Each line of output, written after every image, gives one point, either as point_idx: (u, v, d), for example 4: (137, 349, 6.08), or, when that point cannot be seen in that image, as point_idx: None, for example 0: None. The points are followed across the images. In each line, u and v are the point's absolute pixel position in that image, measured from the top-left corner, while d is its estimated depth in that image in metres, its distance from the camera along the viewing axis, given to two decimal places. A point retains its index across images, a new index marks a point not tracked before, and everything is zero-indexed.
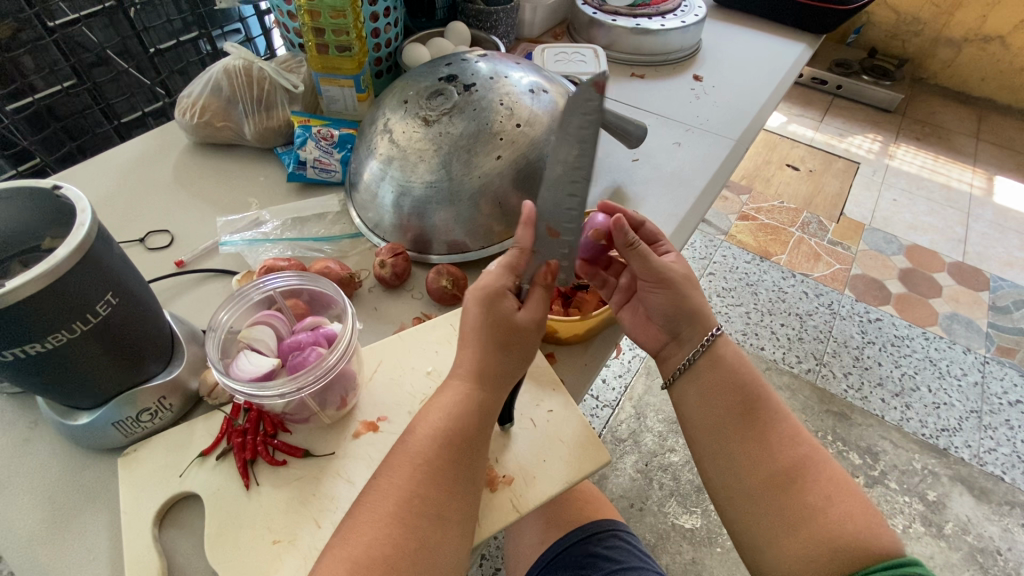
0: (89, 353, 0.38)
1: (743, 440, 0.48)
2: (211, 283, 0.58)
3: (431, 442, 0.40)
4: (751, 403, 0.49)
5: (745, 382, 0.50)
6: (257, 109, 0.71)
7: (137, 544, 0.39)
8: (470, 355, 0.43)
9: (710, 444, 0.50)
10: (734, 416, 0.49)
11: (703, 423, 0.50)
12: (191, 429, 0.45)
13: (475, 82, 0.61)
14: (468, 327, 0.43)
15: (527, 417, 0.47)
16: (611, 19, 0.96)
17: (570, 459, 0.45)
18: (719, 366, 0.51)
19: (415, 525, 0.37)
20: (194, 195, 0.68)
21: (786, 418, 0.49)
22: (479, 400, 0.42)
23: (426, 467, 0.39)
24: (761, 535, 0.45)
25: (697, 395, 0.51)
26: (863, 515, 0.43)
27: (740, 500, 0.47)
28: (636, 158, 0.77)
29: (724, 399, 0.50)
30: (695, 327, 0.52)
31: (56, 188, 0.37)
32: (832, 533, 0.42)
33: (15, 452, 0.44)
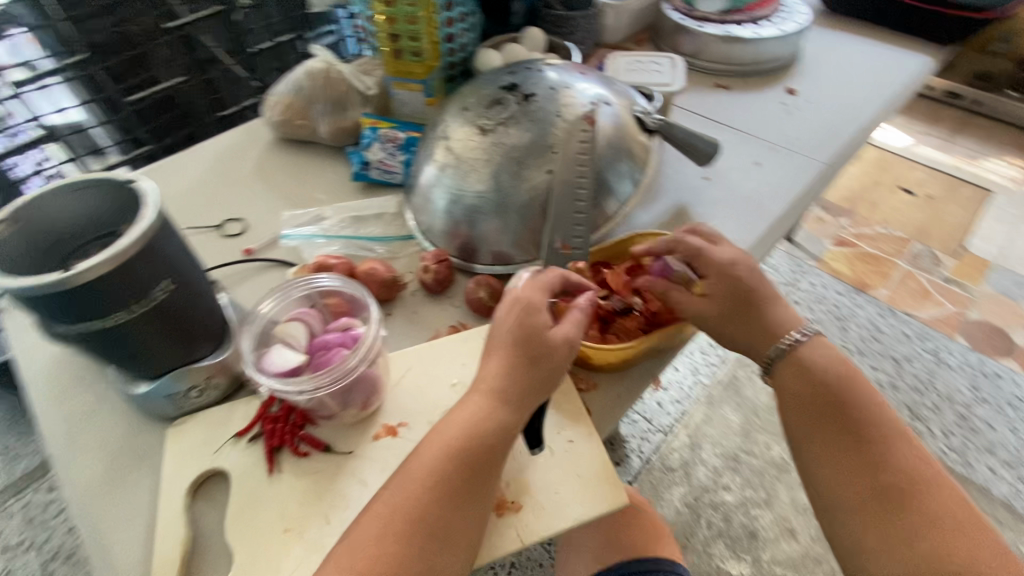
0: (144, 331, 0.42)
1: (834, 445, 0.46)
2: (271, 273, 0.62)
3: (438, 457, 0.39)
4: (843, 409, 0.47)
5: (837, 388, 0.47)
6: (333, 110, 0.75)
7: (170, 512, 0.43)
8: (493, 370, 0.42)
9: (798, 446, 0.48)
10: (826, 419, 0.47)
11: (788, 423, 0.49)
12: (230, 412, 0.48)
13: (536, 92, 0.60)
14: (498, 340, 0.43)
15: (546, 444, 0.46)
16: (700, 26, 0.91)
17: (584, 494, 0.43)
18: (811, 370, 0.48)
19: (419, 543, 0.37)
20: (270, 188, 0.73)
21: (887, 429, 0.46)
22: (495, 414, 0.41)
23: (434, 484, 0.39)
24: (845, 545, 0.44)
25: (788, 393, 0.49)
26: (966, 537, 0.41)
27: (831, 505, 0.45)
28: (707, 177, 0.72)
29: (810, 402, 0.48)
30: (767, 337, 0.49)
31: (135, 182, 0.41)
32: (932, 559, 0.40)
33: (89, 410, 0.50)
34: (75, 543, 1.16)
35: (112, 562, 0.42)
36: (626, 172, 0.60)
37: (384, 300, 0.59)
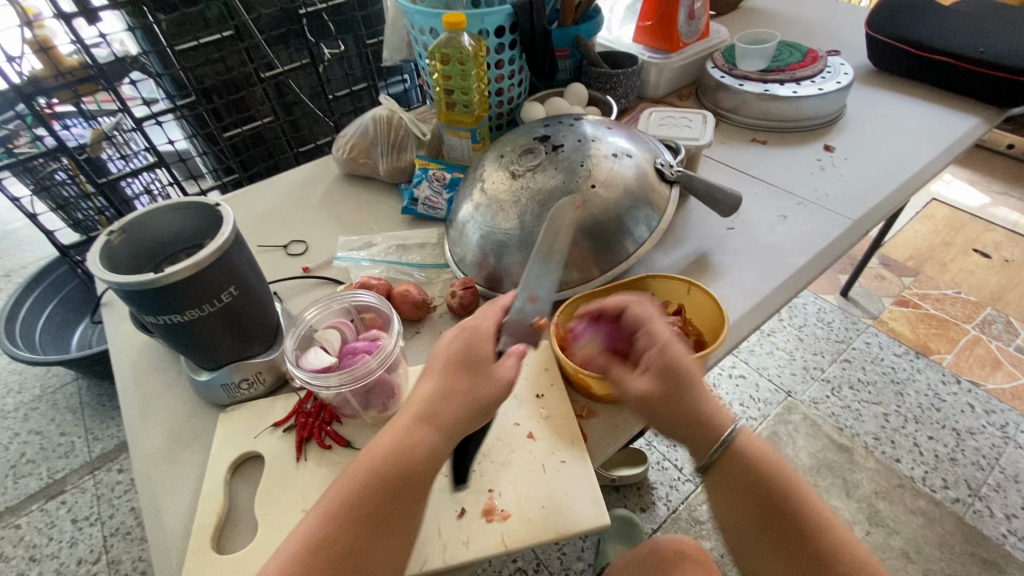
0: (211, 327, 0.51)
1: (773, 537, 0.47)
2: (322, 288, 0.71)
3: (382, 456, 0.43)
4: (779, 502, 0.47)
5: (767, 488, 0.47)
6: (391, 151, 0.85)
7: (213, 484, 0.50)
8: (419, 403, 0.46)
9: (739, 532, 0.49)
10: (761, 523, 0.48)
11: (732, 518, 0.49)
12: (271, 404, 0.56)
13: (564, 143, 0.66)
14: (431, 372, 0.47)
15: (540, 462, 0.49)
16: (740, 84, 0.95)
17: (569, 511, 0.46)
18: (741, 467, 0.48)
19: (356, 525, 0.41)
20: (331, 216, 0.84)
21: (818, 521, 0.46)
22: (418, 440, 0.44)
23: (373, 474, 0.43)
24: None
25: (724, 494, 0.50)
26: None
27: None
28: (731, 227, 0.75)
29: (748, 493, 0.48)
30: (705, 436, 0.49)
31: (218, 206, 0.50)
32: None
33: (161, 392, 0.59)
34: (135, 522, 1.28)
35: (160, 520, 0.49)
36: (644, 219, 0.65)
37: (414, 319, 0.66)
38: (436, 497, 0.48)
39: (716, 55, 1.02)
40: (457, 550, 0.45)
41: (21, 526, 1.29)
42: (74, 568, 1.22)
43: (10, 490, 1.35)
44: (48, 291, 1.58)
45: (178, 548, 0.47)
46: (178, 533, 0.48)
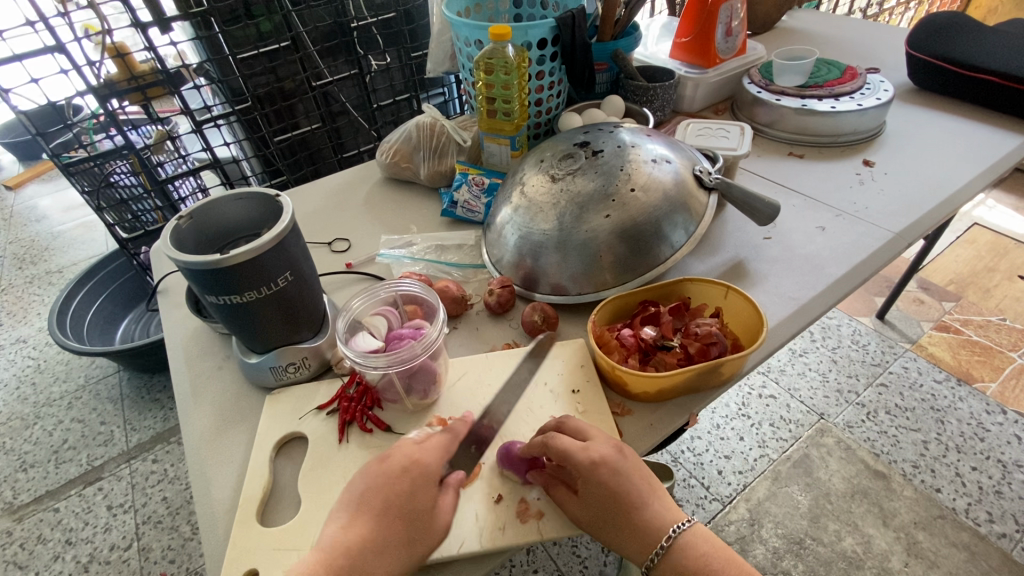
0: (265, 310, 0.54)
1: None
2: (363, 283, 0.74)
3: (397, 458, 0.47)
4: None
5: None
6: (432, 156, 0.88)
7: (259, 460, 0.52)
8: (378, 496, 0.44)
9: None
10: None
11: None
12: (316, 390, 0.58)
13: (604, 149, 0.68)
14: (396, 463, 0.46)
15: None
16: (777, 99, 0.96)
17: None
18: (691, 562, 0.44)
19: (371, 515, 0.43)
20: (373, 216, 0.87)
21: None
22: (375, 535, 0.42)
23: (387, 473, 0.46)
24: None
25: None
26: None
27: None
28: (767, 237, 0.75)
29: None
30: (653, 526, 0.45)
31: (278, 196, 0.54)
32: None
33: (211, 373, 0.62)
34: (166, 512, 1.32)
35: (209, 492, 0.52)
36: (681, 224, 0.66)
37: (452, 315, 0.67)
38: (473, 483, 0.49)
39: (753, 71, 1.03)
40: (493, 536, 0.46)
41: (60, 509, 1.34)
42: (106, 553, 1.25)
43: (52, 474, 1.40)
44: (98, 286, 1.66)
45: (224, 519, 0.49)
46: (225, 505, 0.50)
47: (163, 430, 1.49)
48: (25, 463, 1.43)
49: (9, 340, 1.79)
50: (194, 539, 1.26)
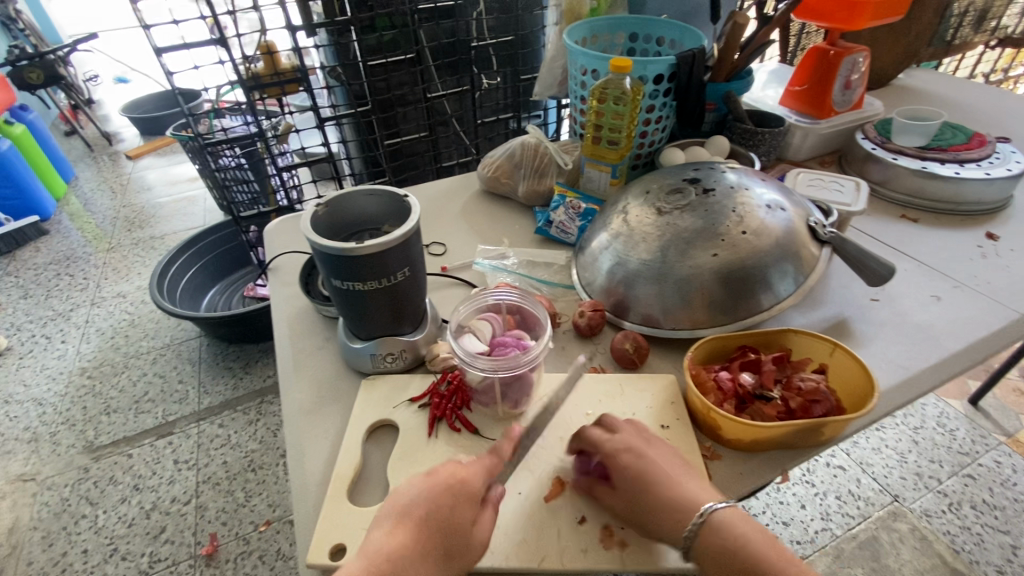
0: (378, 300, 0.57)
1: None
2: (457, 288, 0.77)
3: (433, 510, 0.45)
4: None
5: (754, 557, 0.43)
6: (533, 175, 0.91)
7: (353, 440, 0.55)
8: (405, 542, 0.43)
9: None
10: None
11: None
12: (409, 382, 0.60)
13: (715, 188, 0.68)
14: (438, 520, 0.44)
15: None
16: (893, 158, 0.92)
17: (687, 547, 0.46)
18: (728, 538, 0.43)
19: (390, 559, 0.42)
20: (468, 225, 0.91)
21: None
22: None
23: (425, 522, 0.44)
24: None
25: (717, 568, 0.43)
26: None
27: None
28: (875, 298, 0.72)
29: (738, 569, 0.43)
30: (681, 506, 0.45)
31: (406, 197, 0.57)
32: None
33: (313, 352, 0.67)
34: (224, 475, 1.39)
35: (303, 463, 0.55)
36: (790, 273, 0.64)
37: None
38: (560, 501, 0.49)
39: (868, 127, 1.00)
40: (575, 556, 0.45)
41: (133, 455, 1.44)
42: (167, 504, 1.33)
43: (130, 422, 1.52)
44: (195, 256, 1.79)
45: (315, 492, 0.52)
46: (317, 478, 0.53)
47: (232, 397, 1.58)
48: (109, 407, 1.56)
49: (111, 294, 1.97)
50: (246, 506, 1.32)
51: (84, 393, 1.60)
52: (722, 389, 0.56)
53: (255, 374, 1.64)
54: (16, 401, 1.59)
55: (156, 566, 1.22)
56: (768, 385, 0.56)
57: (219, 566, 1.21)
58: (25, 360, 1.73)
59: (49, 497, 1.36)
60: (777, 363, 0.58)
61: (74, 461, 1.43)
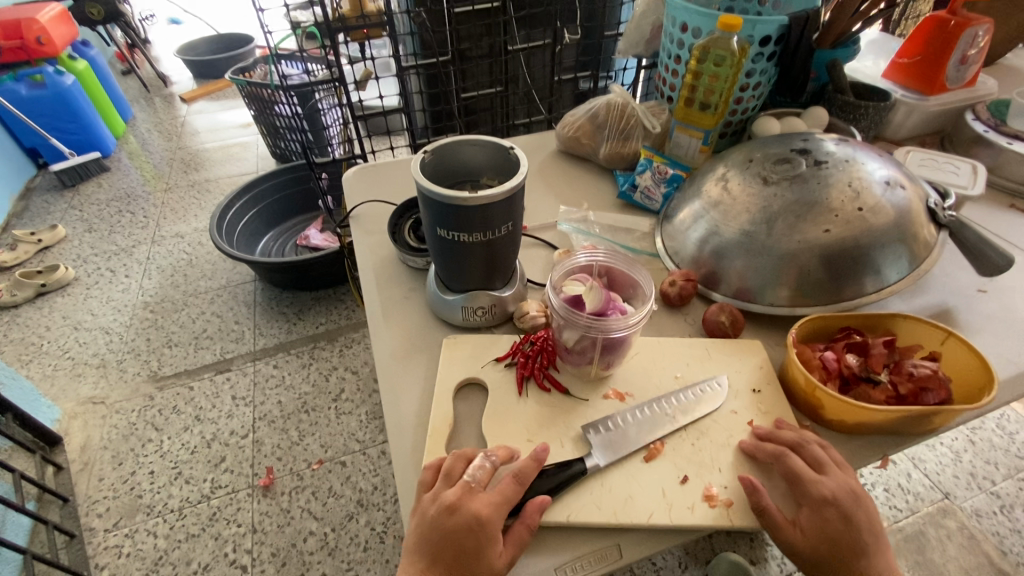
0: (478, 253, 0.57)
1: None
2: (540, 248, 0.76)
3: (482, 509, 0.44)
4: None
5: None
6: (618, 137, 0.87)
7: (444, 393, 0.55)
8: (446, 541, 0.43)
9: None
10: None
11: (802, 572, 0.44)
12: (497, 338, 0.60)
13: (827, 160, 0.64)
14: (465, 515, 0.43)
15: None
16: (1008, 141, 0.85)
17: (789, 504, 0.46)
18: None
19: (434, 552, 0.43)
20: (546, 186, 0.89)
21: None
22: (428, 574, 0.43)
23: (463, 524, 0.43)
24: None
25: None
26: None
27: None
28: (982, 289, 0.68)
29: None
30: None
31: (513, 149, 0.56)
32: None
33: (399, 300, 0.67)
34: (279, 413, 1.45)
35: (397, 408, 0.56)
36: (902, 257, 0.61)
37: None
38: (662, 461, 0.49)
39: (980, 107, 0.93)
40: (682, 513, 0.46)
41: (194, 387, 1.51)
42: (226, 436, 1.40)
43: (191, 356, 1.59)
44: (252, 202, 1.81)
45: (412, 437, 0.53)
46: (413, 423, 0.54)
47: (285, 340, 1.63)
48: (172, 341, 1.63)
49: (170, 234, 2.03)
50: (300, 445, 1.38)
51: (147, 325, 1.68)
52: (827, 369, 0.54)
53: (307, 321, 1.69)
54: (85, 328, 1.68)
55: (217, 491, 1.29)
56: (876, 370, 0.54)
57: (275, 497, 1.28)
58: (93, 290, 1.81)
59: (118, 420, 1.44)
60: (887, 348, 0.55)
61: (140, 389, 1.51)
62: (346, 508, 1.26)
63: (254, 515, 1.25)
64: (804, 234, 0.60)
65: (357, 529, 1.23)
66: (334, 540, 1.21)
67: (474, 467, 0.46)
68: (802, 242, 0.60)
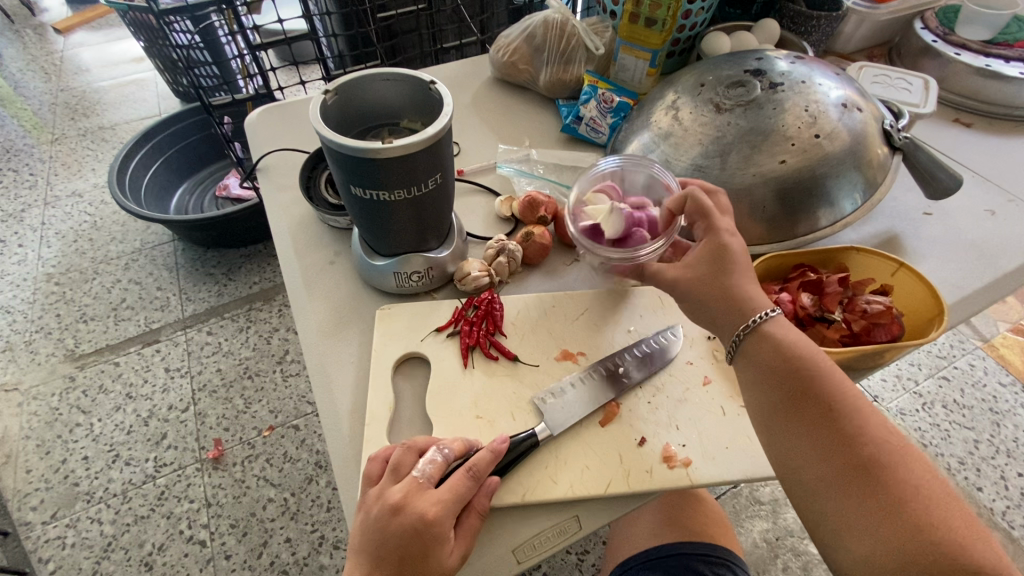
0: (402, 212, 0.49)
1: (863, 511, 0.37)
2: (478, 195, 0.69)
3: (431, 509, 0.40)
4: (816, 390, 0.41)
5: (800, 362, 0.42)
6: (558, 60, 0.78)
7: (381, 373, 0.50)
8: (390, 546, 0.39)
9: (807, 494, 0.39)
10: (793, 403, 0.41)
11: (794, 469, 0.40)
12: (437, 305, 0.55)
13: (783, 81, 0.59)
14: (411, 518, 0.39)
15: (718, 403, 0.48)
16: (954, 52, 0.82)
17: (749, 459, 0.44)
18: (778, 349, 0.43)
19: (378, 558, 0.39)
20: (482, 121, 0.80)
21: (849, 399, 0.40)
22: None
23: (411, 528, 0.39)
24: (831, 513, 0.38)
25: (753, 376, 0.44)
26: (967, 540, 0.34)
27: (810, 482, 0.39)
28: (927, 212, 0.67)
29: (781, 375, 0.42)
30: (736, 313, 0.45)
31: (433, 83, 0.47)
32: (919, 532, 0.35)
33: (322, 268, 0.59)
34: (220, 382, 1.36)
35: (329, 393, 0.50)
36: (857, 185, 0.58)
37: (526, 222, 0.63)
38: (618, 425, 0.46)
39: (929, 15, 0.89)
40: (640, 478, 0.43)
41: (120, 363, 1.39)
42: (165, 411, 1.31)
43: (111, 330, 1.44)
44: (155, 151, 1.59)
45: (348, 424, 0.48)
46: (349, 408, 0.49)
47: (217, 304, 1.51)
48: (86, 314, 1.47)
49: (65, 193, 1.78)
50: (247, 413, 1.31)
51: (54, 300, 1.50)
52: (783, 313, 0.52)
53: (239, 281, 1.56)
54: None
55: (162, 470, 1.22)
56: (829, 307, 0.52)
57: (227, 468, 1.23)
58: None
59: (38, 406, 1.31)
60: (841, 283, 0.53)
61: (57, 370, 1.37)
62: (305, 470, 1.23)
63: (206, 488, 1.20)
64: (759, 166, 0.56)
65: (318, 490, 1.20)
66: (295, 503, 1.18)
67: (424, 461, 0.42)
68: (756, 174, 0.56)
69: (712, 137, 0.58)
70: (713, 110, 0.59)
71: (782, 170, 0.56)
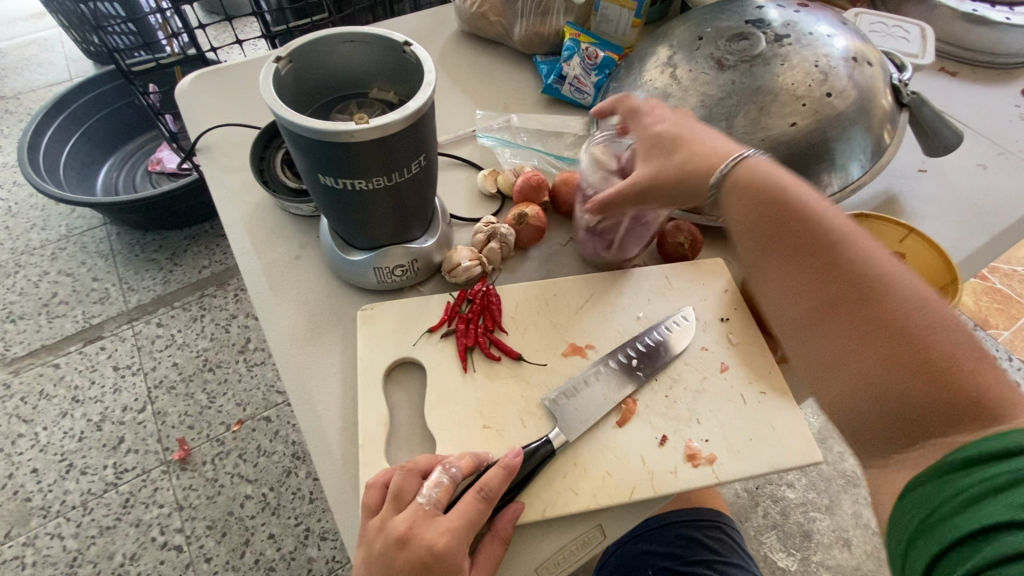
0: (382, 201, 0.42)
1: (847, 338, 0.36)
2: (458, 169, 0.62)
3: (441, 540, 0.36)
4: (791, 227, 0.39)
5: (774, 201, 0.39)
6: (534, 11, 0.69)
7: (371, 385, 0.44)
8: None
9: (801, 332, 0.40)
10: (773, 246, 0.40)
11: (789, 306, 0.40)
12: (426, 301, 0.49)
13: (788, 33, 0.54)
14: (421, 553, 0.35)
15: (737, 392, 0.45)
16: None
17: (775, 450, 0.42)
18: (750, 193, 0.40)
19: None
20: (453, 83, 0.71)
21: (827, 229, 0.37)
22: None
23: (421, 565, 0.35)
24: (821, 348, 0.38)
25: (735, 223, 0.42)
26: (957, 359, 0.32)
27: (801, 320, 0.39)
28: (922, 168, 0.65)
29: (759, 221, 0.40)
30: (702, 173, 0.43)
31: (409, 45, 0.40)
32: (903, 356, 0.34)
33: (288, 265, 0.52)
34: (178, 377, 1.26)
35: (313, 409, 0.44)
36: (865, 146, 0.55)
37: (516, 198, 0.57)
38: (638, 424, 0.43)
39: None
40: (664, 480, 0.41)
41: (60, 365, 1.26)
42: (119, 413, 1.21)
43: (45, 328, 1.30)
44: (72, 123, 1.40)
45: (339, 444, 0.43)
46: (338, 426, 0.44)
47: (165, 292, 1.38)
48: (13, 313, 1.32)
49: None
50: (212, 408, 1.23)
51: None
52: None
53: (187, 266, 1.43)
54: None
55: (124, 475, 1.14)
56: None
57: (196, 468, 1.16)
58: None
59: None
60: None
61: None
62: (281, 464, 1.18)
63: (176, 491, 1.13)
64: (768, 131, 0.52)
65: (297, 483, 1.15)
66: (275, 498, 1.13)
67: (430, 486, 0.38)
68: (764, 140, 0.52)
69: (718, 98, 0.53)
70: (716, 68, 0.54)
71: (791, 134, 0.52)
